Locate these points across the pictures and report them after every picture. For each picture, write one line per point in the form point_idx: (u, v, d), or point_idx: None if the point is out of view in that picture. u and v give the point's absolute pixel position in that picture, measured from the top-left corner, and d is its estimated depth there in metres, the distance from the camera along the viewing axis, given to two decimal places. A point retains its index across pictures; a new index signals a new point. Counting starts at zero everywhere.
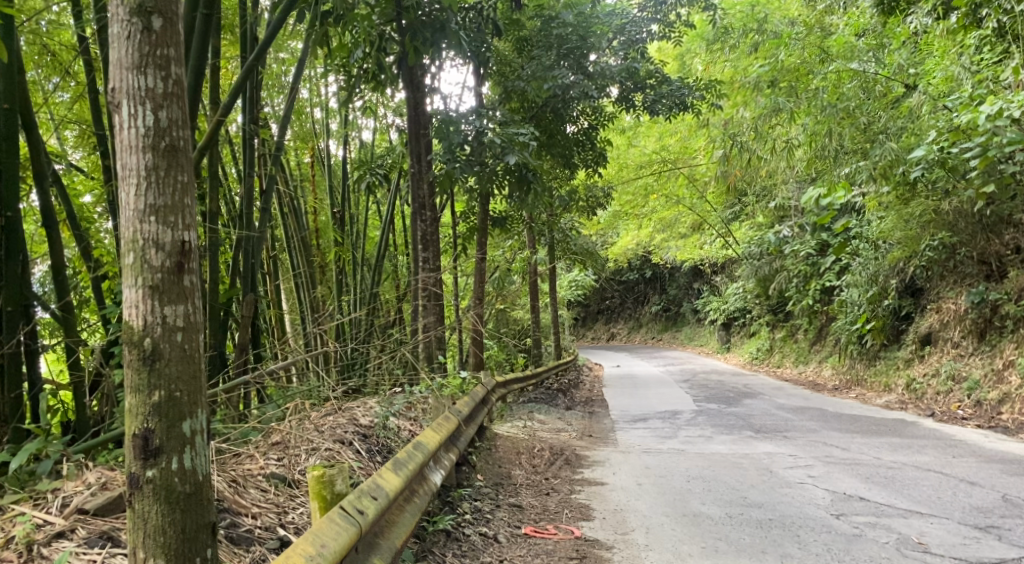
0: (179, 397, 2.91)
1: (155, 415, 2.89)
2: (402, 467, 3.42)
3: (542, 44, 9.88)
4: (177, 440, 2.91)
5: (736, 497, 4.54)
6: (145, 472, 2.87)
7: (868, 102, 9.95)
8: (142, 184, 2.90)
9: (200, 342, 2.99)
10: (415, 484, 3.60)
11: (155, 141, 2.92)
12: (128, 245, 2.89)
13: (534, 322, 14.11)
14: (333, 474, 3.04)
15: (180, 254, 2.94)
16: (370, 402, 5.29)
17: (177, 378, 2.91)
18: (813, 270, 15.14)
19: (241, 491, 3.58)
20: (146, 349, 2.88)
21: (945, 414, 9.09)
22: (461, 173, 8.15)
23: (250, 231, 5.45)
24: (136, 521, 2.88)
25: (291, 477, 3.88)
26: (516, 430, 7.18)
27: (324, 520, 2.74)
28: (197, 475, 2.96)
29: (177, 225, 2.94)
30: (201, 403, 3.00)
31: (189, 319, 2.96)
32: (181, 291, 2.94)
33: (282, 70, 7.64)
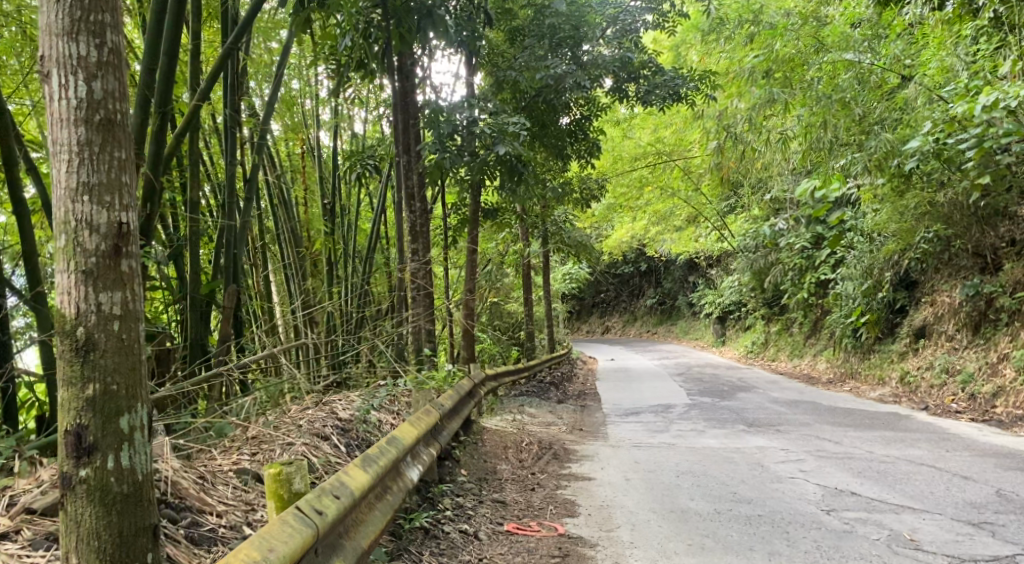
0: (115, 390, 2.76)
1: (89, 411, 2.72)
2: (372, 464, 3.32)
3: (535, 33, 9.84)
4: (113, 437, 2.75)
5: (725, 492, 4.45)
6: (77, 472, 2.72)
7: (863, 93, 9.88)
8: (75, 161, 2.73)
9: (138, 331, 2.83)
10: (388, 480, 3.50)
11: (89, 114, 2.75)
12: (60, 227, 2.73)
13: (527, 315, 14.02)
14: (291, 472, 2.94)
15: (116, 237, 2.78)
16: (353, 395, 5.20)
17: (114, 370, 2.76)
18: (808, 263, 15.07)
19: (209, 489, 3.48)
20: (79, 339, 2.72)
21: (939, 407, 9.02)
22: (451, 165, 8.00)
23: (232, 219, 5.33)
24: (69, 525, 2.73)
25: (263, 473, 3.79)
26: (505, 424, 7.09)
27: (275, 521, 2.63)
28: (137, 474, 2.81)
29: (114, 205, 2.78)
30: (143, 396, 2.85)
31: (127, 307, 2.80)
32: (119, 276, 2.78)
33: (270, 59, 7.53)
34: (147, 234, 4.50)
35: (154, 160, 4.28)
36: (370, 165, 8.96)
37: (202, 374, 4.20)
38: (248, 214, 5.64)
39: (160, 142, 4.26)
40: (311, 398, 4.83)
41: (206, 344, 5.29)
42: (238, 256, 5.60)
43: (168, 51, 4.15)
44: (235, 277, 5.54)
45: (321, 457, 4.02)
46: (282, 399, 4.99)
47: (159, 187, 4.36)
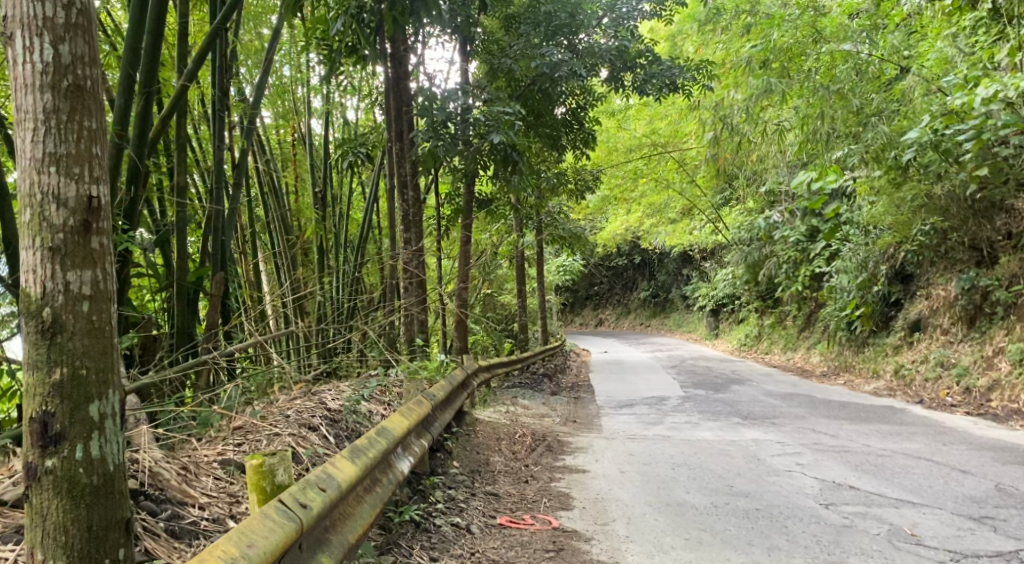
0: (85, 374, 2.66)
1: (57, 396, 2.63)
2: (361, 455, 3.23)
3: (530, 21, 9.81)
4: (82, 425, 2.65)
5: (722, 485, 4.37)
6: (44, 461, 2.62)
7: (861, 84, 9.67)
8: (40, 129, 2.63)
9: (110, 313, 2.74)
10: (378, 472, 3.42)
11: (55, 79, 2.64)
12: (25, 201, 2.63)
13: (521, 307, 13.94)
14: (274, 463, 2.85)
15: (86, 212, 2.68)
16: (343, 385, 5.12)
17: (82, 353, 2.66)
18: (803, 256, 15.00)
19: (190, 481, 3.39)
20: (45, 320, 2.63)
21: (934, 401, 8.98)
22: (444, 153, 7.88)
23: (220, 204, 5.23)
24: (35, 519, 2.63)
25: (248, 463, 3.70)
26: (498, 415, 7.01)
27: (256, 516, 2.53)
28: (108, 466, 2.72)
29: (83, 177, 2.68)
30: (115, 381, 2.76)
31: (98, 288, 2.71)
32: (88, 255, 2.69)
33: (260, 44, 7.42)
34: (129, 218, 4.41)
35: (138, 141, 4.19)
36: (363, 153, 8.81)
37: (186, 363, 4.12)
38: (236, 199, 5.56)
39: (145, 123, 4.17)
40: (299, 388, 4.75)
41: (192, 331, 5.21)
42: (225, 241, 5.51)
43: (153, 30, 4.06)
44: (222, 264, 5.46)
45: (309, 447, 3.94)
46: (270, 389, 4.90)
47: (143, 169, 4.27)
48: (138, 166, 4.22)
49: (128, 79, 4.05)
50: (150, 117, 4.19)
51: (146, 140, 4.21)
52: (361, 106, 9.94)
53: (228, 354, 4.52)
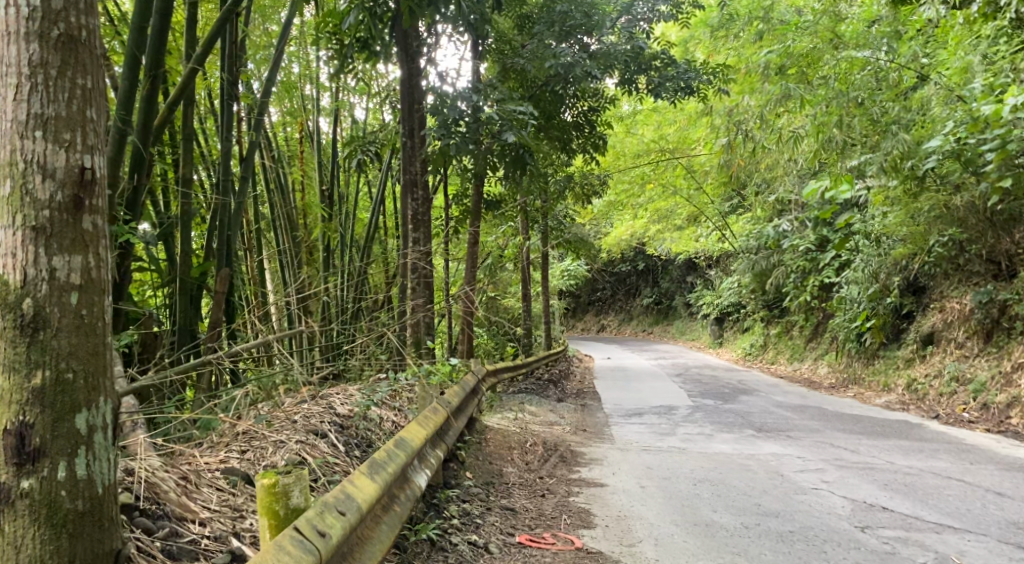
0: (71, 379, 2.54)
1: (37, 406, 2.50)
2: (379, 471, 3.03)
3: (545, 21, 9.56)
4: (66, 440, 2.53)
5: (749, 504, 4.16)
6: (20, 481, 2.47)
7: (880, 92, 9.37)
8: (27, 87, 2.51)
9: (100, 306, 2.63)
10: (396, 488, 3.21)
11: (46, 29, 2.53)
12: (8, 171, 2.51)
13: (526, 310, 13.67)
14: (288, 484, 2.64)
15: (77, 184, 2.57)
16: (350, 389, 4.90)
17: (69, 355, 2.55)
18: (812, 265, 14.78)
19: (194, 492, 3.19)
20: (26, 314, 2.50)
21: (950, 417, 8.75)
22: (455, 152, 7.56)
23: (226, 197, 5.03)
24: (7, 550, 2.45)
25: (253, 473, 3.49)
26: (505, 422, 6.79)
27: (272, 546, 2.33)
28: (97, 488, 2.59)
29: (74, 145, 2.57)
30: (106, 386, 2.65)
31: (88, 276, 2.60)
32: (80, 235, 2.58)
33: (267, 38, 7.22)
34: (131, 209, 4.23)
35: (142, 128, 4.01)
36: (372, 151, 8.57)
37: (184, 365, 3.89)
38: (245, 193, 5.38)
39: (151, 108, 3.99)
40: (306, 391, 4.54)
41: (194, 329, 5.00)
42: (231, 237, 5.30)
43: (161, 8, 3.87)
44: (227, 260, 5.27)
45: (318, 457, 3.73)
46: (276, 391, 4.65)
47: (147, 157, 4.08)
48: (143, 153, 4.05)
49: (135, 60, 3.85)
50: (157, 102, 4.00)
51: (151, 126, 4.03)
52: (371, 105, 9.75)
53: (230, 355, 4.25)
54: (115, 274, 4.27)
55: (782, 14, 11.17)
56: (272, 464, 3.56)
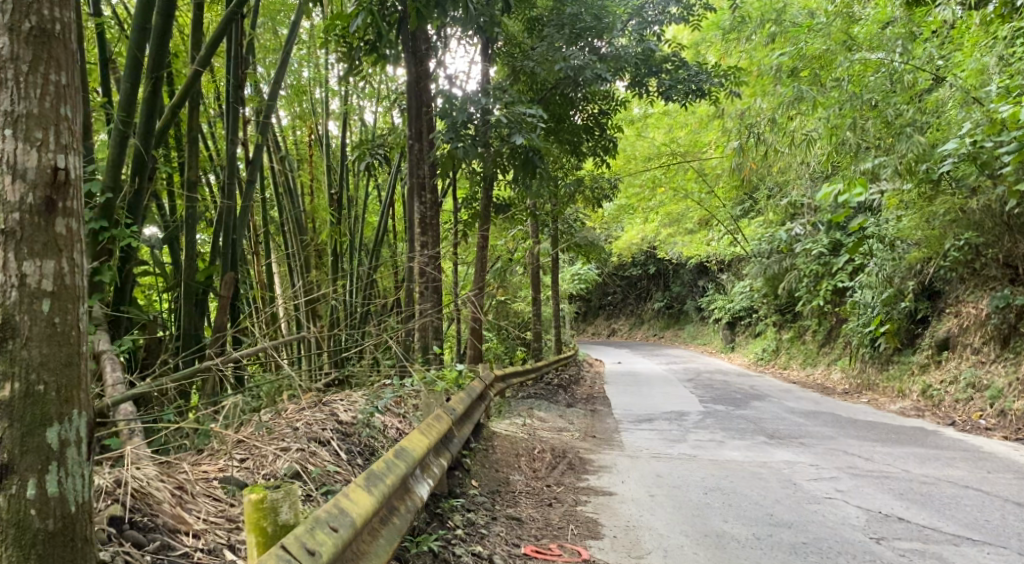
0: (42, 391, 2.53)
1: (8, 419, 2.49)
2: (376, 484, 2.97)
3: (555, 23, 9.49)
4: (34, 456, 2.52)
5: (761, 514, 4.07)
6: None
7: (895, 94, 9.23)
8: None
9: (74, 314, 2.61)
10: (395, 500, 3.14)
11: (19, 23, 2.53)
12: None
13: (535, 315, 13.58)
14: (277, 500, 2.58)
15: (50, 185, 2.57)
16: (355, 395, 4.84)
17: (40, 365, 2.53)
18: (825, 270, 14.63)
19: (189, 503, 3.14)
20: None
21: (966, 424, 8.61)
22: (463, 155, 7.56)
23: (230, 202, 4.96)
24: None
25: (252, 481, 3.42)
26: (514, 429, 6.71)
27: None
28: (69, 504, 2.58)
29: (46, 144, 2.56)
30: (81, 398, 2.64)
31: (61, 283, 2.59)
32: (52, 238, 2.57)
33: (276, 41, 7.20)
34: (133, 212, 4.19)
35: (145, 131, 3.97)
36: (381, 155, 8.52)
37: (184, 372, 3.82)
38: (250, 197, 5.34)
39: (154, 110, 3.95)
40: (309, 396, 4.49)
41: (200, 333, 4.95)
42: (237, 241, 5.24)
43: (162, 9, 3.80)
44: (233, 264, 5.22)
45: (318, 465, 3.67)
46: (279, 399, 4.59)
47: (148, 160, 4.04)
48: (146, 156, 4.01)
49: (137, 61, 3.81)
50: (160, 105, 3.97)
51: (153, 129, 3.99)
52: (381, 109, 9.70)
53: (230, 362, 4.19)
54: (117, 278, 4.22)
55: (795, 16, 11.06)
56: (272, 473, 3.50)
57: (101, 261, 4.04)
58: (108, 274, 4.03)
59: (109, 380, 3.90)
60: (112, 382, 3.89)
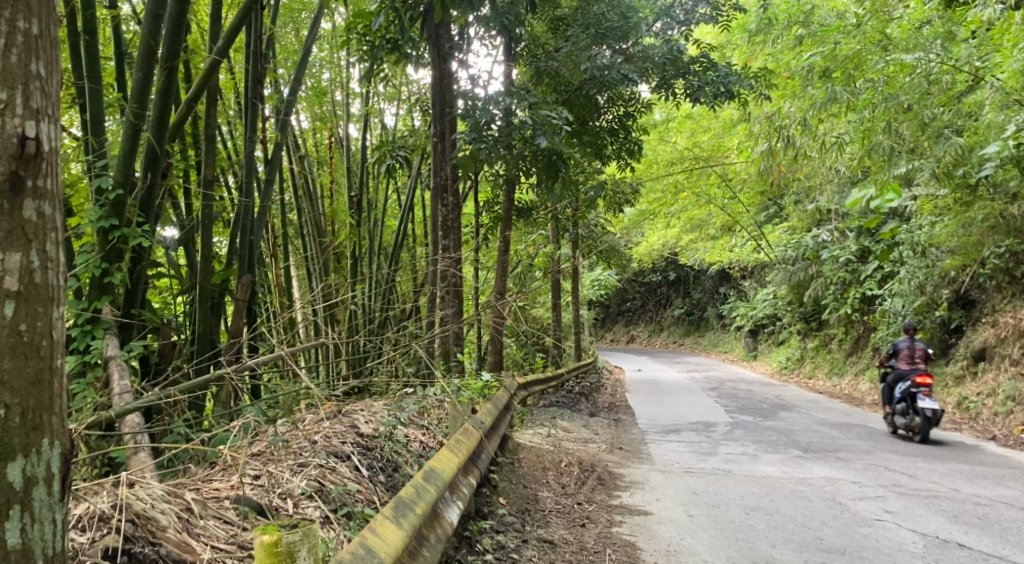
0: (4, 416, 2.19)
1: None
2: (404, 514, 2.73)
3: (580, 23, 9.19)
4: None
5: (810, 538, 3.86)
6: None
7: (931, 94, 8.74)
8: None
9: (42, 316, 2.28)
10: (423, 529, 2.90)
11: None
12: None
13: (556, 320, 13.29)
14: (293, 543, 2.36)
15: (15, 156, 2.23)
16: (376, 406, 4.62)
17: (3, 385, 2.20)
18: (853, 277, 14.27)
19: (197, 528, 2.92)
20: None
21: (1008, 438, 8.26)
22: (486, 156, 7.23)
23: (249, 200, 4.76)
24: None
25: (267, 502, 3.19)
26: (538, 439, 6.46)
27: None
28: (34, 559, 2.23)
29: (10, 108, 2.23)
30: (53, 424, 2.31)
31: (30, 280, 2.25)
32: (19, 226, 2.24)
33: (293, 42, 7.02)
34: (146, 211, 3.99)
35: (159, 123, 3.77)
36: (402, 156, 8.18)
37: (189, 383, 3.65)
38: (270, 197, 5.13)
39: (167, 105, 3.75)
40: (327, 406, 4.26)
41: (215, 339, 4.73)
42: (254, 242, 5.04)
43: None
44: (250, 267, 5.01)
45: (337, 483, 3.46)
46: (296, 408, 4.39)
47: (162, 155, 3.84)
48: (160, 153, 3.83)
49: (150, 50, 3.61)
50: (173, 101, 3.77)
51: (167, 124, 3.80)
52: (400, 111, 9.50)
53: (241, 370, 3.99)
54: (129, 279, 4.00)
55: (823, 18, 10.74)
56: (289, 492, 3.30)
57: (112, 261, 3.85)
58: (119, 275, 3.82)
59: (116, 388, 3.68)
60: (121, 392, 3.67)
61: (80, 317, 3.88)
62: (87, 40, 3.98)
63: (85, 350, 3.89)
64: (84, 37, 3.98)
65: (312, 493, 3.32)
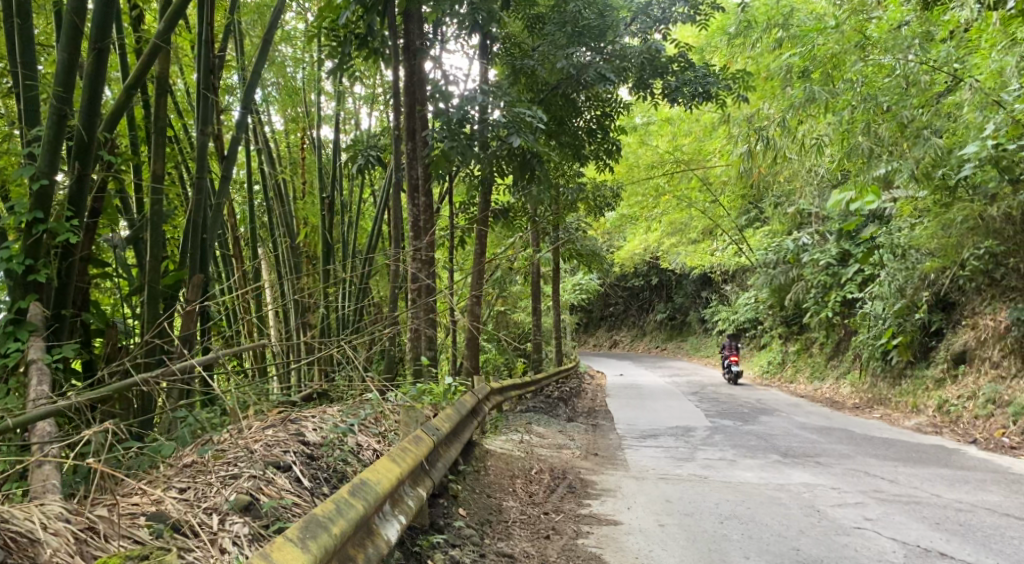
0: None
1: None
2: (319, 531, 2.54)
3: (557, 21, 8.94)
4: None
5: (785, 548, 3.69)
6: None
7: (908, 94, 8.61)
8: None
9: None
10: (348, 548, 2.70)
11: None
12: None
13: (536, 324, 13.04)
14: None
15: None
16: (331, 413, 4.44)
17: None
18: (834, 280, 14.17)
19: (93, 548, 2.73)
20: None
21: (989, 442, 8.13)
22: (458, 155, 6.93)
23: (199, 195, 4.52)
24: None
25: (188, 517, 3.01)
26: (510, 445, 6.27)
27: None
28: None
29: None
30: None
31: None
32: None
33: (254, 38, 6.76)
34: (76, 205, 3.87)
35: (89, 111, 3.74)
36: (374, 156, 7.94)
37: (109, 388, 3.43)
38: (224, 194, 4.89)
39: (96, 95, 3.75)
40: (273, 413, 4.07)
41: (167, 344, 4.47)
42: (207, 241, 4.78)
43: None
44: (203, 266, 4.76)
45: (273, 497, 3.28)
46: (246, 413, 4.19)
47: (93, 145, 3.78)
48: (90, 143, 3.78)
49: (75, 29, 3.66)
50: (102, 89, 3.77)
51: (98, 113, 3.78)
52: (374, 111, 9.28)
53: (174, 373, 3.78)
54: (59, 277, 3.85)
55: (802, 20, 10.60)
56: (216, 507, 3.11)
57: (37, 258, 3.71)
58: (44, 273, 3.69)
59: (32, 396, 3.45)
60: (36, 399, 3.45)
61: (2, 320, 3.67)
62: (19, 24, 3.80)
63: (6, 354, 3.65)
64: (16, 20, 3.78)
65: (242, 507, 3.14)
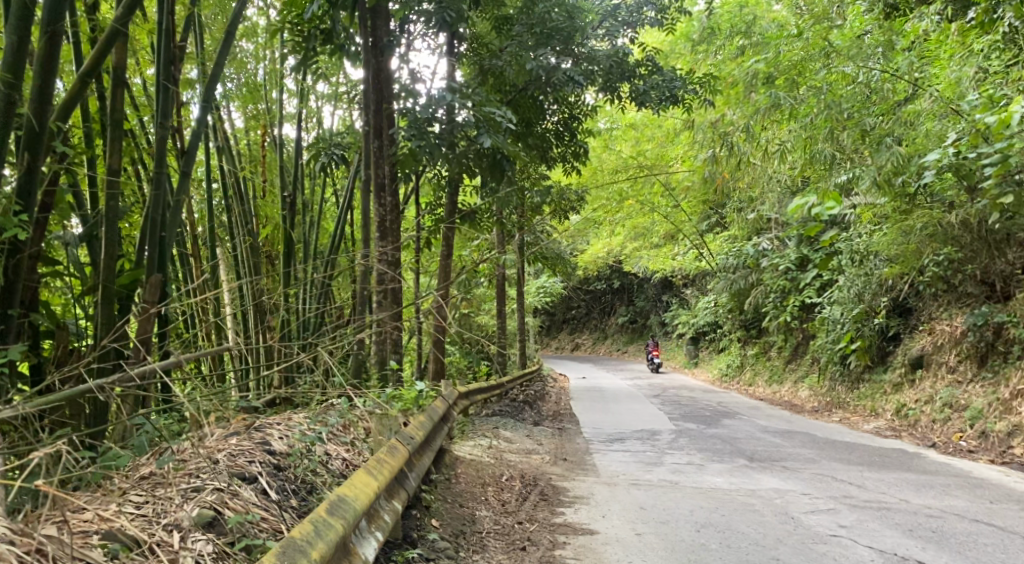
0: None
1: None
2: (294, 554, 2.41)
3: (525, 23, 8.86)
4: None
5: (765, 558, 3.64)
6: None
7: (870, 102, 8.69)
8: None
9: None
10: None
11: None
12: None
13: (500, 327, 12.95)
14: None
15: None
16: (298, 420, 4.30)
17: None
18: (793, 285, 14.30)
19: None
20: None
21: (947, 445, 8.23)
22: (425, 154, 6.87)
23: (159, 190, 4.34)
24: None
25: (147, 533, 2.87)
26: (478, 451, 6.18)
27: None
28: None
29: None
30: None
31: None
32: None
33: (217, 32, 6.58)
34: (25, 199, 3.67)
35: (41, 97, 3.58)
36: (338, 154, 7.91)
37: (60, 394, 3.26)
38: (184, 191, 4.70)
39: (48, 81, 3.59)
40: (235, 419, 3.91)
41: (121, 348, 4.28)
42: (165, 239, 4.59)
43: None
44: (161, 266, 4.57)
45: (238, 511, 3.15)
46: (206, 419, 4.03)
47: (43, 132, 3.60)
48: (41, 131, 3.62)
49: (25, 10, 3.50)
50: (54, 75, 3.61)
51: (51, 101, 3.62)
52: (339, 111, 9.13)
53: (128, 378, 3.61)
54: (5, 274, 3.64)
55: (765, 28, 10.71)
56: (178, 523, 2.97)
57: None
58: None
59: None
60: None
61: None
62: None
63: None
64: None
65: (205, 523, 3.02)
